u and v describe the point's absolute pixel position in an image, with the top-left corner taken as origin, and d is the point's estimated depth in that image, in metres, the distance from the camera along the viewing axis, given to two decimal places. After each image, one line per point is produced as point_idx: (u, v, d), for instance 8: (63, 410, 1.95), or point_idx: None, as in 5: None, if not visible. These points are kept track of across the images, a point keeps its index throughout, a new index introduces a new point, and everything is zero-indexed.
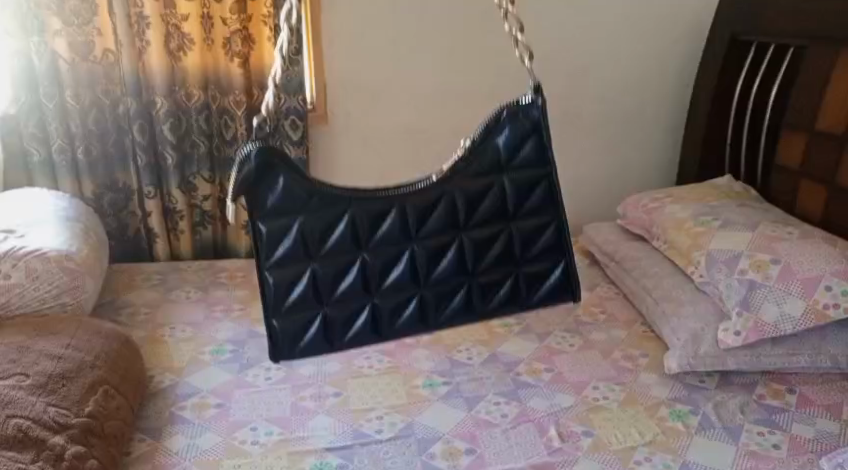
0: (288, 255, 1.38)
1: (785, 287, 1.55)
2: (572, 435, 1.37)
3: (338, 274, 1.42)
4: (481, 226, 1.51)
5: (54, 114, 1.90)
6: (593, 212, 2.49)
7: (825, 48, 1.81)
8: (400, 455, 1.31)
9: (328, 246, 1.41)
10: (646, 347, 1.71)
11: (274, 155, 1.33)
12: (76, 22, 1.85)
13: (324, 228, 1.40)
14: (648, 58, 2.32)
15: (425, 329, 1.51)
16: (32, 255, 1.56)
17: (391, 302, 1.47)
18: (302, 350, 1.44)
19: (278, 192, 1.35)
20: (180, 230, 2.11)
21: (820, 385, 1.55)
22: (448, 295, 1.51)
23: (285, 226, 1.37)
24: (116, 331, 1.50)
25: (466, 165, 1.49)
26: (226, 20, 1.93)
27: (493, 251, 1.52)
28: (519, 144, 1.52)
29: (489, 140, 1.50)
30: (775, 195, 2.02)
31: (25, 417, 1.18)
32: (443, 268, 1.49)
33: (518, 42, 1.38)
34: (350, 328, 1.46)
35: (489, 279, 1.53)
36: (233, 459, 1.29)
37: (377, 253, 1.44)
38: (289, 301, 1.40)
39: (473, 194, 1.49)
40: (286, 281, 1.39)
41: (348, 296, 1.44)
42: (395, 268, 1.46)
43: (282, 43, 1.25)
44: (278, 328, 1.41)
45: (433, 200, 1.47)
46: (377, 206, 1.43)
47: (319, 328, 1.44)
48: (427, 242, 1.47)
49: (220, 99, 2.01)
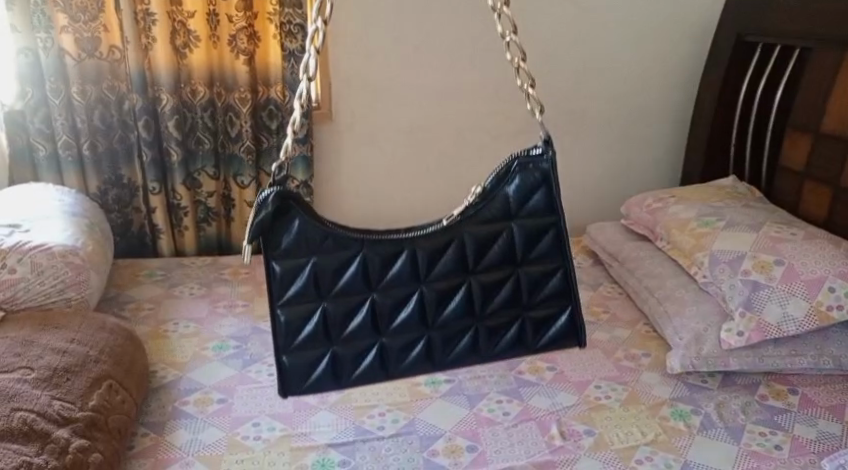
0: (298, 293, 1.27)
1: (788, 288, 1.55)
2: (573, 433, 1.38)
3: (347, 314, 1.30)
4: (487, 269, 1.37)
5: (60, 109, 1.91)
6: (595, 211, 2.49)
7: (831, 50, 1.81)
8: (402, 453, 1.32)
9: (339, 286, 1.29)
10: (648, 347, 1.71)
11: (290, 196, 1.23)
12: (82, 18, 1.86)
13: (337, 267, 1.28)
14: (653, 58, 2.32)
15: (431, 369, 1.37)
16: (37, 250, 1.57)
17: (399, 343, 1.34)
18: (310, 386, 1.31)
19: (293, 234, 1.25)
20: (184, 227, 2.12)
21: (822, 386, 1.55)
22: (455, 336, 1.37)
23: (300, 265, 1.26)
24: (119, 326, 1.51)
25: (474, 211, 1.36)
26: (232, 17, 1.93)
27: (502, 293, 1.38)
28: (528, 195, 1.38)
29: (499, 188, 1.38)
30: (779, 197, 2.02)
31: (30, 410, 1.18)
32: (451, 310, 1.35)
33: (529, 95, 1.28)
34: (359, 371, 1.33)
35: (496, 321, 1.38)
36: (236, 454, 1.30)
37: (388, 293, 1.32)
38: (298, 340, 1.29)
39: (483, 238, 1.36)
40: (298, 320, 1.28)
41: (358, 336, 1.31)
42: (402, 312, 1.33)
43: (301, 91, 1.15)
44: (288, 364, 1.29)
45: (442, 244, 1.34)
46: (388, 247, 1.31)
47: (328, 365, 1.31)
48: (438, 284, 1.34)
49: (225, 96, 2.02)
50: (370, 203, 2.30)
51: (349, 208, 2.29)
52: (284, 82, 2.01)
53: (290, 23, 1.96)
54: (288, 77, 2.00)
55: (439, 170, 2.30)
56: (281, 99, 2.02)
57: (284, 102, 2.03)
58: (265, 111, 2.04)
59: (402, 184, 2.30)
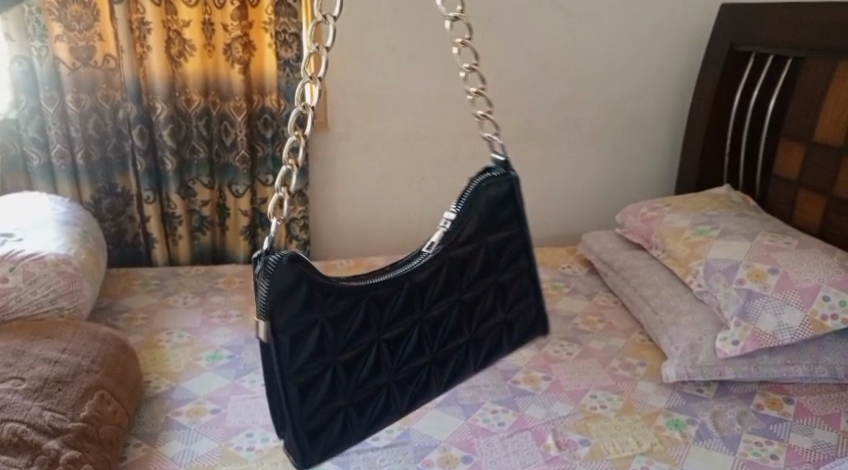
0: (306, 357, 1.10)
1: (783, 297, 1.55)
2: (569, 443, 1.37)
3: (353, 366, 1.16)
4: (471, 286, 1.29)
5: (55, 119, 1.90)
6: (589, 220, 2.49)
7: (825, 60, 1.82)
8: (397, 463, 1.31)
9: (346, 339, 1.14)
10: (644, 356, 1.70)
11: (297, 258, 1.06)
12: (77, 27, 1.87)
13: (342, 319, 1.13)
14: (647, 68, 2.32)
15: (432, 394, 1.28)
16: (30, 259, 1.56)
17: (401, 378, 1.22)
18: (325, 452, 1.15)
19: (301, 296, 1.07)
20: (178, 235, 2.11)
21: (818, 395, 1.55)
22: (451, 357, 1.28)
23: (309, 328, 1.09)
24: (112, 335, 1.50)
25: (456, 235, 1.26)
26: (227, 27, 1.93)
27: (484, 305, 1.32)
28: (499, 209, 1.31)
29: (474, 210, 1.29)
30: (772, 205, 2.03)
31: (21, 421, 1.17)
32: (446, 333, 1.27)
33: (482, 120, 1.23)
34: (369, 420, 1.20)
35: (484, 332, 1.32)
36: (229, 465, 1.29)
37: (390, 333, 1.19)
38: (309, 409, 1.12)
39: (467, 260, 1.27)
40: (309, 384, 1.11)
41: (366, 384, 1.18)
42: (402, 346, 1.21)
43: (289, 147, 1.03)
44: (302, 433, 1.12)
45: (435, 274, 1.23)
46: (386, 287, 1.18)
47: (339, 424, 1.16)
48: (434, 312, 1.24)
49: (221, 104, 2.01)
50: (365, 209, 2.29)
51: (344, 216, 2.29)
52: (279, 90, 2.01)
53: (286, 32, 1.96)
54: (283, 86, 2.00)
55: (435, 180, 2.30)
56: (276, 108, 2.03)
57: (279, 110, 2.03)
58: (260, 120, 2.04)
59: (398, 193, 2.30)
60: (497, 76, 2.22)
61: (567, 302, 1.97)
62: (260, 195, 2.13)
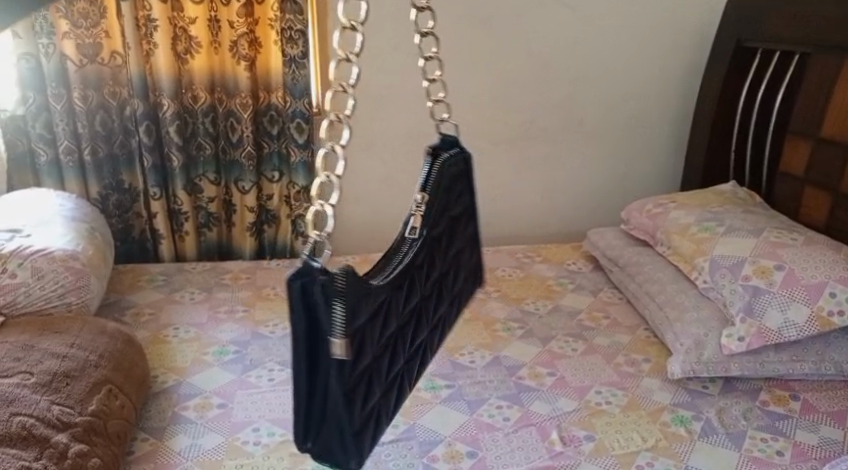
0: (359, 362, 1.00)
1: (789, 293, 1.55)
2: (573, 439, 1.37)
3: (383, 356, 1.08)
4: (445, 260, 1.27)
5: (62, 115, 1.91)
6: (592, 218, 2.49)
7: (831, 56, 1.81)
8: (402, 459, 1.32)
9: (381, 333, 1.05)
10: (649, 352, 1.70)
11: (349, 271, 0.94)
12: (84, 24, 1.87)
13: (378, 315, 1.03)
14: (652, 64, 2.32)
15: (426, 364, 1.25)
16: (38, 255, 1.57)
17: (409, 355, 1.17)
18: (367, 449, 1.08)
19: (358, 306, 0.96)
20: (185, 232, 2.12)
21: (824, 392, 1.55)
22: (437, 325, 1.26)
23: (360, 334, 0.99)
24: (119, 331, 1.51)
25: (431, 214, 1.21)
26: (233, 24, 1.94)
27: (449, 274, 1.29)
28: (455, 183, 1.29)
29: (440, 188, 1.24)
30: (779, 201, 2.02)
31: (30, 415, 1.18)
32: (435, 305, 1.24)
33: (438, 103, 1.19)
34: (393, 406, 1.14)
35: (454, 292, 1.32)
36: (235, 459, 1.30)
37: (404, 317, 1.12)
38: (359, 412, 1.03)
39: (438, 235, 1.24)
40: (359, 387, 1.01)
41: (391, 371, 1.11)
42: (409, 327, 1.15)
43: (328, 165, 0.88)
44: (356, 435, 1.03)
45: (424, 255, 1.18)
46: (398, 275, 1.10)
47: (375, 416, 1.08)
48: (427, 286, 1.20)
49: (227, 101, 2.02)
50: (367, 207, 2.30)
51: (348, 214, 2.30)
52: (285, 87, 2.02)
53: (291, 29, 1.96)
54: (290, 83, 2.01)
55: None
56: (282, 105, 2.03)
57: (284, 107, 2.04)
58: (265, 117, 2.05)
59: (402, 190, 2.30)
60: (500, 73, 2.22)
61: (572, 299, 1.97)
62: (266, 192, 2.13)
